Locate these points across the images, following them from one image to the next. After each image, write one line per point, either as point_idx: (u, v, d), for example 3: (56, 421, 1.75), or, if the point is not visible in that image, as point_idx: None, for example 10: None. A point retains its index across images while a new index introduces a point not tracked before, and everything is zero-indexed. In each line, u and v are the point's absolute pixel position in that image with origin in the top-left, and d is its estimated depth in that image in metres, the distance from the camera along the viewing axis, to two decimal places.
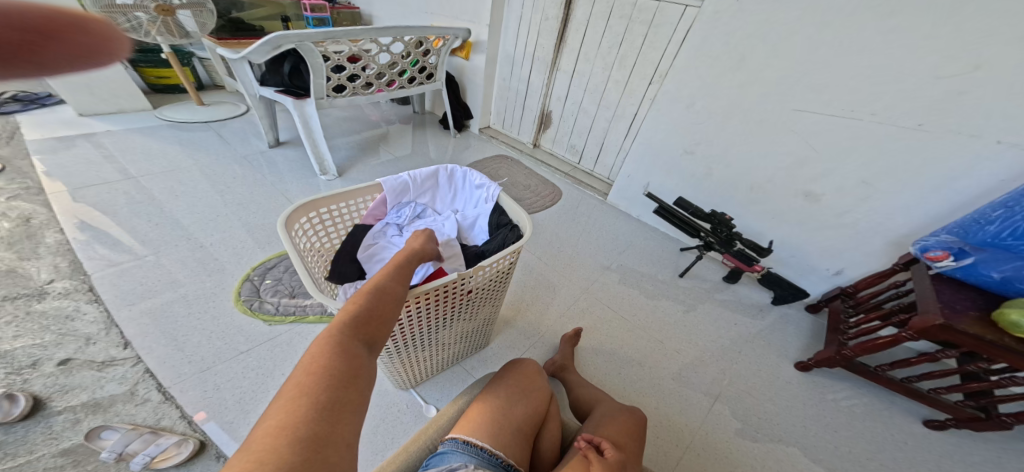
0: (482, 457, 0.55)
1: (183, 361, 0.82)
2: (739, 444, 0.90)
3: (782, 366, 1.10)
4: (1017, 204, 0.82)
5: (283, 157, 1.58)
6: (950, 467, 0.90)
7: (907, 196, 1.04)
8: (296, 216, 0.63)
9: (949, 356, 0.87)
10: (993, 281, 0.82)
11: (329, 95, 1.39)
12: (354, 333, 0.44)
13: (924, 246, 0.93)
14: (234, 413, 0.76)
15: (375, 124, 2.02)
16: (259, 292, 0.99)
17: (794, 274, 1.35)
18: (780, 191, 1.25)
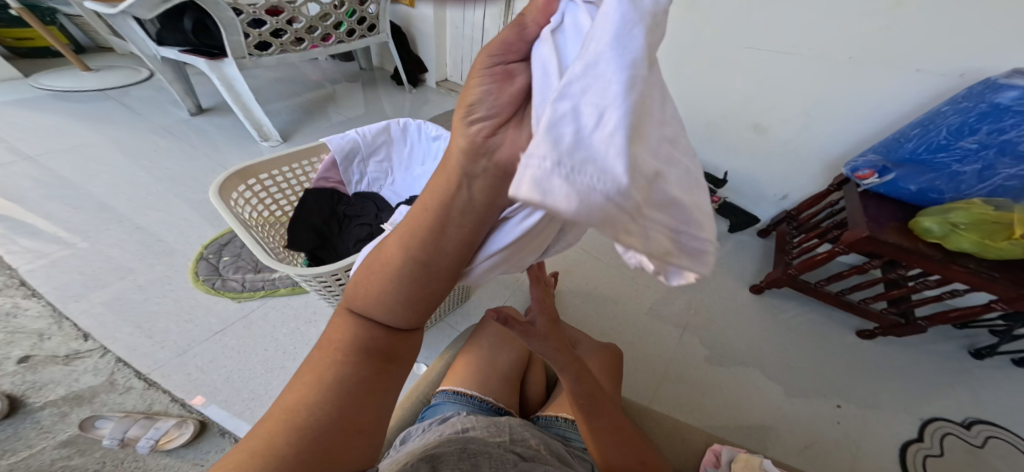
0: (472, 404, 0.58)
1: (155, 348, 0.82)
2: (706, 369, 0.97)
3: (738, 292, 1.16)
4: (932, 122, 0.83)
5: (211, 124, 1.47)
6: (879, 370, 1.00)
7: (841, 128, 1.03)
8: (229, 185, 0.61)
9: (875, 267, 0.91)
10: (910, 193, 0.85)
11: (251, 53, 1.23)
12: (362, 344, 0.30)
13: (853, 166, 0.93)
14: (223, 390, 0.79)
15: (319, 84, 1.84)
16: (218, 270, 0.98)
17: (748, 204, 1.36)
18: (735, 123, 1.21)
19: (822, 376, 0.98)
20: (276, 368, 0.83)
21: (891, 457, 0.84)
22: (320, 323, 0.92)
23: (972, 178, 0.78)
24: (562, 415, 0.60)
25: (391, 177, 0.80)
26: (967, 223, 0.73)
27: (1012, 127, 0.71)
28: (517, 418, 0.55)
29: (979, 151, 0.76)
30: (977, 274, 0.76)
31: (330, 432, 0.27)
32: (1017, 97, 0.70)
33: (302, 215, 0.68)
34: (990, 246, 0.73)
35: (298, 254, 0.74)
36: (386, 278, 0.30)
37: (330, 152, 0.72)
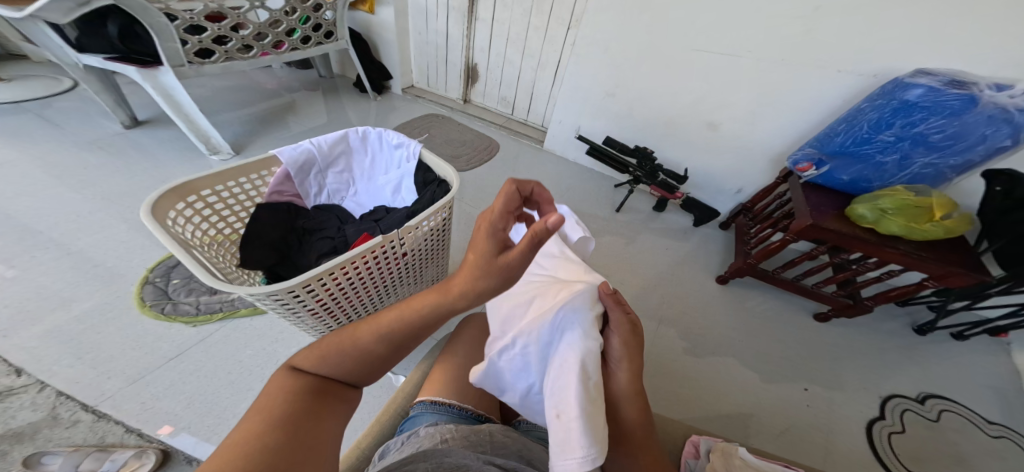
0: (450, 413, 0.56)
1: (101, 378, 0.77)
2: (686, 361, 0.99)
3: (706, 283, 1.21)
4: (855, 117, 0.93)
5: (151, 138, 1.40)
6: (838, 349, 1.06)
7: (786, 120, 1.14)
8: (165, 204, 0.51)
9: (821, 253, 0.97)
10: (844, 183, 0.94)
11: (190, 60, 1.17)
12: (315, 392, 0.36)
13: (793, 160, 1.01)
14: (184, 417, 0.74)
15: (275, 93, 1.79)
16: (168, 293, 0.93)
17: (707, 196, 1.44)
18: (690, 122, 1.30)
19: (792, 361, 1.02)
20: (243, 390, 0.80)
21: (859, 433, 0.88)
22: (288, 341, 0.89)
23: (894, 167, 0.88)
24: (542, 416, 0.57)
25: (354, 187, 0.79)
26: (893, 209, 0.81)
27: (921, 120, 0.81)
28: (500, 424, 0.51)
29: (897, 143, 0.86)
30: (906, 256, 0.82)
31: (288, 438, 0.30)
32: (922, 94, 0.80)
33: (256, 231, 0.65)
34: (916, 228, 0.81)
35: (255, 273, 0.68)
36: (346, 344, 0.39)
37: (280, 165, 0.68)
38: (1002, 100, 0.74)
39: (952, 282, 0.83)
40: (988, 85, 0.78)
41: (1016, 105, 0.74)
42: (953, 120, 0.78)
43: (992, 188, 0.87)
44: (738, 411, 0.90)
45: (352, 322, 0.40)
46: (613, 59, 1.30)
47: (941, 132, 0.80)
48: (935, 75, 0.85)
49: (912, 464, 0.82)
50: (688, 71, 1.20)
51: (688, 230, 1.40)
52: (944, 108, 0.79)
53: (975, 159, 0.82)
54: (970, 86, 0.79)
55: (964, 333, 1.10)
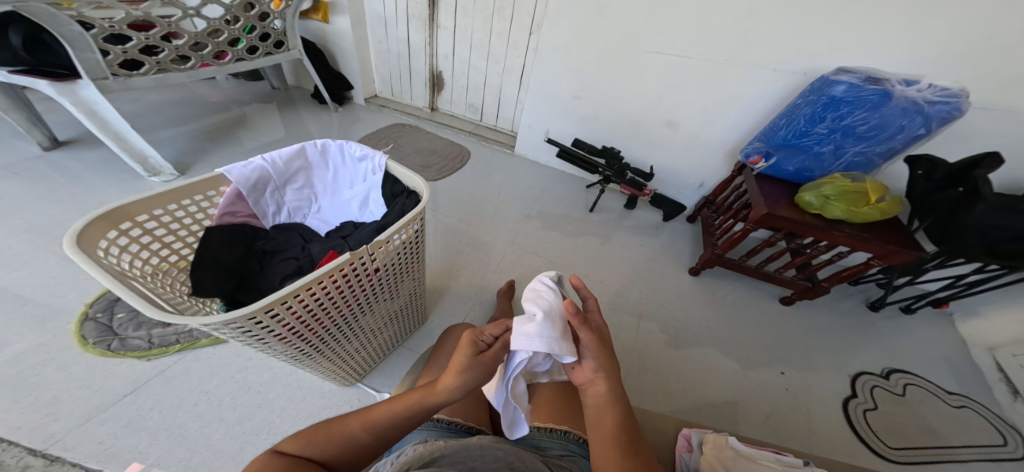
0: (441, 428, 0.53)
1: (44, 423, 0.70)
2: (666, 353, 1.01)
3: (679, 274, 1.25)
4: (792, 113, 0.99)
5: (79, 161, 1.29)
6: (805, 330, 1.12)
7: (737, 116, 1.21)
8: (93, 233, 0.46)
9: (778, 240, 1.02)
10: (790, 173, 1.01)
11: (114, 73, 1.10)
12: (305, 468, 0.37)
13: (745, 153, 1.07)
14: (152, 451, 0.69)
15: (222, 106, 1.71)
16: (113, 330, 0.85)
17: (673, 192, 1.50)
18: (651, 122, 1.35)
19: (766, 345, 1.06)
20: (213, 420, 0.75)
21: (835, 411, 0.92)
22: (258, 369, 0.85)
23: (830, 155, 0.95)
24: (535, 425, 0.56)
25: (316, 204, 0.78)
26: (835, 195, 0.87)
27: (848, 114, 0.87)
28: (490, 436, 0.48)
29: (829, 135, 0.92)
30: (851, 236, 0.88)
31: None
32: (845, 90, 0.87)
33: (210, 256, 0.62)
34: (856, 212, 0.86)
35: (213, 300, 0.66)
36: (337, 433, 0.41)
37: (231, 185, 0.64)
38: (913, 94, 0.82)
39: (892, 260, 0.89)
40: (898, 82, 0.86)
41: (926, 98, 0.81)
42: (874, 113, 0.85)
43: (916, 173, 0.96)
44: (723, 399, 0.92)
45: (346, 410, 0.43)
46: (573, 61, 1.33)
47: (866, 124, 0.87)
48: (854, 73, 0.92)
49: (888, 439, 0.87)
50: (645, 73, 1.24)
51: (659, 226, 1.44)
52: (865, 102, 0.85)
53: (896, 146, 0.89)
54: (883, 82, 0.86)
55: (912, 307, 1.18)
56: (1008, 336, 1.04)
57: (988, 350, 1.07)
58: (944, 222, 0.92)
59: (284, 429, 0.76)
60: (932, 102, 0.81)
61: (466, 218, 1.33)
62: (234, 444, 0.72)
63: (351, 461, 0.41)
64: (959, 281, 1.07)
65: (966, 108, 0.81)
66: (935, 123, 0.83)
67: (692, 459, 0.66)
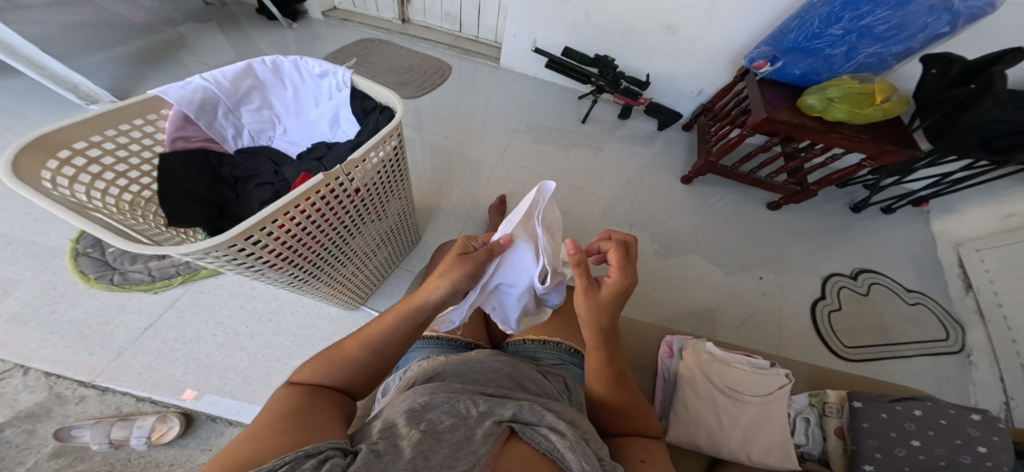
0: (441, 345, 0.55)
1: (84, 354, 0.75)
2: (654, 262, 1.06)
3: (672, 185, 1.25)
4: (806, 14, 0.92)
5: (11, 92, 1.16)
6: (789, 235, 1.16)
7: (743, 13, 1.09)
8: (31, 164, 0.42)
9: (774, 145, 1.00)
10: (795, 78, 0.93)
11: None
12: (315, 393, 0.37)
13: (750, 58, 0.98)
14: (191, 381, 0.76)
15: (153, 27, 1.51)
16: (110, 264, 0.87)
17: (669, 102, 1.42)
18: (649, 24, 1.22)
19: (750, 255, 1.10)
20: (235, 350, 0.81)
21: (807, 311, 1.01)
22: (265, 297, 0.89)
23: (841, 59, 0.87)
24: (529, 338, 0.59)
25: (281, 126, 0.75)
26: (840, 96, 0.82)
27: (868, 13, 0.80)
28: (486, 350, 0.51)
29: (844, 36, 0.84)
30: (849, 138, 0.86)
31: (291, 421, 0.30)
32: None
33: (178, 186, 0.60)
34: (858, 114, 0.83)
35: (196, 231, 0.66)
36: (341, 359, 0.41)
37: (175, 108, 0.60)
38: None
39: (887, 160, 0.89)
40: None
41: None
42: (897, 12, 0.78)
43: (929, 72, 0.91)
44: (704, 307, 0.99)
45: (343, 336, 0.42)
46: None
47: (886, 24, 0.80)
48: None
49: (849, 340, 0.96)
50: None
51: (653, 134, 1.40)
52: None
53: (914, 47, 0.83)
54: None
55: (892, 207, 1.22)
56: (977, 232, 1.08)
57: (955, 245, 1.13)
58: (946, 119, 0.90)
59: (304, 353, 0.82)
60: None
61: (452, 132, 1.28)
62: (260, 370, 0.79)
63: (364, 381, 0.42)
64: (945, 178, 1.08)
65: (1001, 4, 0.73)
66: (962, 20, 0.76)
67: (672, 364, 0.70)
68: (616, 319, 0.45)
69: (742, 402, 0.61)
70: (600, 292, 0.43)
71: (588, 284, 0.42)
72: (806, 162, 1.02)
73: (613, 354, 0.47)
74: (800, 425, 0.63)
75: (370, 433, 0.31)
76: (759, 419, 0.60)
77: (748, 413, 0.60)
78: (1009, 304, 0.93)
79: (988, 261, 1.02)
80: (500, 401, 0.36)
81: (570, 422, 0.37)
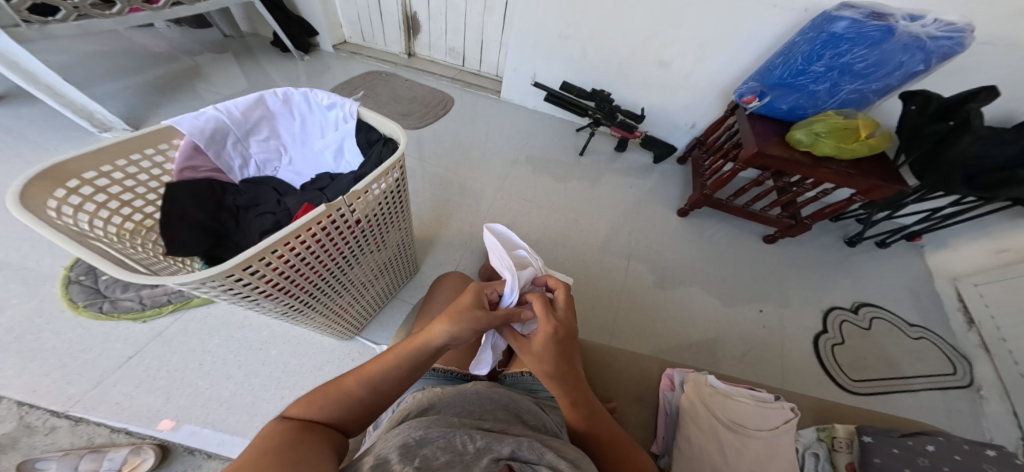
0: (438, 377, 0.54)
1: (62, 383, 0.73)
2: (653, 293, 1.05)
3: (668, 216, 1.27)
4: (790, 51, 0.96)
5: (20, 117, 1.18)
6: (785, 267, 1.17)
7: (731, 52, 1.15)
8: (38, 194, 0.42)
9: (766, 179, 1.02)
10: (783, 112, 0.98)
11: (26, 19, 0.96)
12: (307, 428, 0.35)
13: (738, 93, 1.04)
14: (170, 411, 0.73)
15: (169, 57, 1.56)
16: (101, 292, 0.85)
17: (664, 134, 1.47)
18: (643, 62, 1.28)
19: (749, 287, 1.11)
20: (221, 379, 0.78)
21: (808, 343, 1.00)
22: (257, 325, 0.87)
23: (825, 94, 0.92)
24: (525, 369, 0.57)
25: (287, 156, 0.76)
26: (825, 132, 0.86)
27: (847, 51, 0.84)
28: (483, 381, 0.50)
29: (826, 73, 0.89)
30: (836, 174, 0.89)
31: (284, 454, 0.29)
32: (847, 26, 0.83)
33: (178, 214, 0.61)
34: (846, 148, 0.86)
35: (193, 260, 0.66)
36: (338, 394, 0.40)
37: (185, 137, 0.61)
38: (916, 30, 0.78)
39: (875, 195, 0.91)
40: (903, 16, 0.82)
41: (929, 33, 0.78)
42: (874, 50, 0.81)
43: (910, 108, 0.95)
44: (705, 339, 0.98)
45: (343, 371, 0.42)
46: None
47: (864, 61, 0.84)
48: (859, 8, 0.87)
49: (852, 372, 0.95)
50: (638, 9, 1.16)
51: (650, 167, 1.43)
52: (866, 39, 0.81)
53: (893, 83, 0.87)
54: (887, 17, 0.82)
55: (886, 241, 1.23)
56: (971, 267, 1.09)
57: (951, 279, 1.14)
58: (929, 154, 0.93)
59: (293, 384, 0.80)
60: (935, 37, 0.77)
61: (453, 162, 1.31)
62: (246, 400, 0.76)
63: (358, 420, 0.40)
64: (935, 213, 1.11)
65: (969, 43, 0.78)
66: (935, 59, 0.80)
67: (674, 398, 0.68)
68: (565, 366, 0.45)
69: (746, 437, 0.59)
70: (530, 345, 0.45)
71: (518, 342, 0.46)
72: (799, 196, 1.05)
73: (577, 398, 0.46)
74: (810, 460, 0.60)
75: (360, 470, 0.30)
76: (764, 455, 0.57)
77: (753, 448, 0.57)
78: (1013, 339, 0.92)
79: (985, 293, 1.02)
80: (498, 436, 0.35)
81: (570, 460, 0.35)
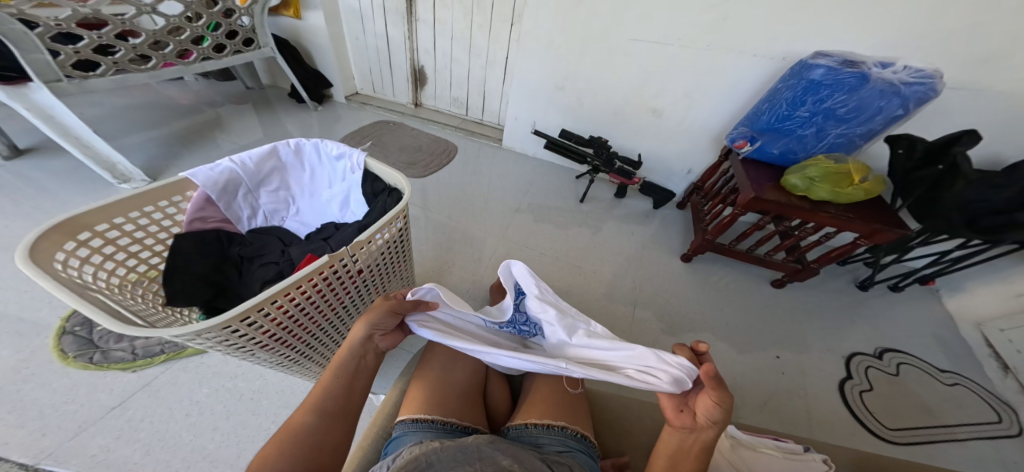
0: (436, 430, 0.48)
1: (37, 436, 0.69)
2: (661, 341, 1.01)
3: (671, 261, 1.26)
4: (773, 98, 1.01)
5: (45, 165, 1.24)
6: (795, 311, 1.14)
7: (720, 100, 1.22)
8: (49, 248, 0.43)
9: (768, 222, 1.02)
10: (775, 156, 1.01)
11: (67, 74, 1.04)
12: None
13: (730, 139, 1.08)
14: (148, 463, 0.69)
15: (194, 109, 1.67)
16: (94, 342, 0.84)
17: (661, 179, 1.51)
18: (637, 110, 1.35)
19: (761, 332, 1.07)
20: (207, 430, 0.74)
21: (832, 392, 0.94)
22: (249, 375, 0.85)
23: (813, 138, 0.95)
24: (531, 421, 0.53)
25: (294, 206, 0.78)
26: (819, 176, 0.88)
27: (828, 97, 0.88)
28: (484, 435, 0.46)
29: (811, 118, 0.92)
30: (837, 217, 0.89)
31: None
32: (824, 73, 0.87)
33: (182, 265, 0.62)
34: (841, 193, 0.87)
35: (192, 308, 0.66)
36: (296, 432, 0.40)
37: (197, 187, 0.63)
38: (888, 76, 0.82)
39: (880, 238, 0.90)
40: (874, 64, 0.87)
41: (901, 80, 0.81)
42: (853, 95, 0.85)
43: (895, 151, 0.97)
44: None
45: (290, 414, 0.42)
46: (555, 53, 1.32)
47: (845, 106, 0.87)
48: (832, 56, 0.93)
49: (884, 419, 0.88)
50: (628, 61, 1.25)
51: (650, 212, 1.45)
52: (843, 85, 0.85)
53: (876, 127, 0.90)
54: (859, 65, 0.87)
55: (899, 285, 1.21)
56: (993, 310, 1.06)
57: (976, 324, 1.09)
58: (928, 196, 0.94)
59: None
60: (908, 83, 0.81)
61: (456, 209, 1.34)
62: (229, 454, 0.72)
63: (329, 455, 0.40)
64: (943, 256, 1.09)
65: (941, 88, 0.81)
66: (912, 103, 0.83)
67: None
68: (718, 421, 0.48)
69: None
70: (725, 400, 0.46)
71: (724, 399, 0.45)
72: (802, 239, 1.04)
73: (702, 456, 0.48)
74: None
75: None
76: None
77: None
78: None
79: None
80: None
81: None
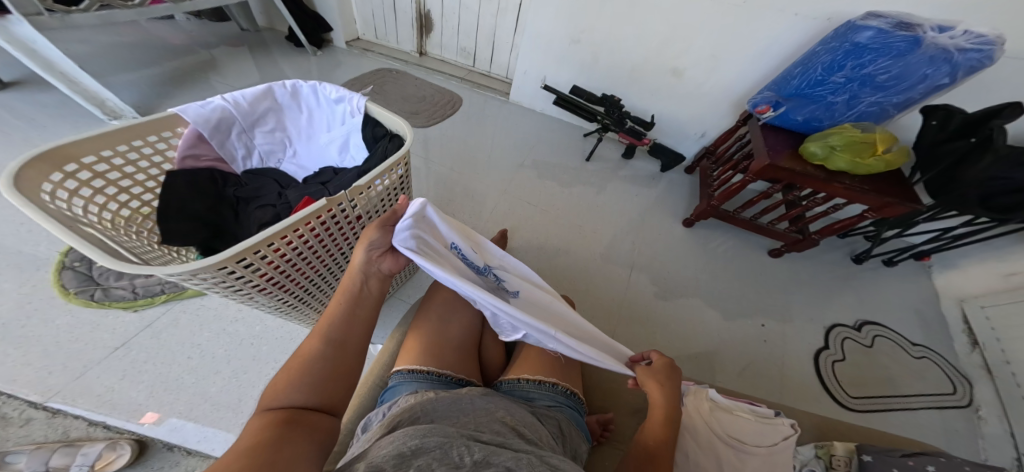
0: (431, 380, 0.50)
1: (44, 373, 0.71)
2: (655, 305, 1.04)
3: (673, 226, 1.26)
4: (809, 60, 0.95)
5: (27, 101, 1.18)
6: (789, 281, 1.16)
7: (745, 62, 1.16)
8: (35, 176, 0.42)
9: (778, 191, 1.01)
10: (798, 123, 0.98)
11: (48, 8, 0.96)
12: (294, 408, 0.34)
13: (754, 103, 1.04)
14: (152, 404, 0.72)
15: (185, 48, 1.57)
16: (95, 280, 0.85)
17: (672, 143, 1.46)
18: (655, 69, 1.28)
19: (752, 300, 1.09)
20: (209, 374, 0.77)
21: (812, 362, 0.98)
22: (249, 321, 0.87)
23: (843, 106, 0.91)
24: (523, 377, 0.55)
25: (292, 149, 0.75)
26: (841, 145, 0.85)
27: (870, 62, 0.83)
28: (478, 389, 0.48)
29: (846, 84, 0.88)
30: (851, 189, 0.88)
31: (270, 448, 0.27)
32: (872, 36, 0.82)
33: (178, 203, 0.60)
34: (861, 163, 0.86)
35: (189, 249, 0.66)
36: (310, 363, 0.39)
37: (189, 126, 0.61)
38: (944, 41, 0.76)
39: (888, 212, 0.90)
40: (932, 27, 0.80)
41: (957, 45, 0.76)
42: (898, 61, 0.80)
43: (930, 123, 0.95)
44: (706, 351, 0.97)
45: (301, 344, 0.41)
46: (575, 2, 1.23)
47: (886, 73, 0.83)
48: (885, 17, 0.86)
49: (853, 388, 0.93)
50: (652, 15, 1.16)
51: (656, 176, 1.43)
52: (891, 50, 0.80)
53: (914, 97, 0.86)
54: (915, 28, 0.81)
55: (894, 259, 1.22)
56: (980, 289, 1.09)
57: (959, 300, 1.12)
58: (946, 173, 0.93)
59: None
60: (963, 49, 0.75)
61: (459, 163, 1.31)
62: (232, 397, 0.75)
63: (343, 387, 0.40)
64: (945, 233, 1.10)
65: (998, 56, 0.76)
66: (961, 72, 0.78)
67: None
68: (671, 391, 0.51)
69: (745, 452, 0.57)
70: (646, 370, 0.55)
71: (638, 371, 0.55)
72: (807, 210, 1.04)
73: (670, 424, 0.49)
74: None
75: None
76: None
77: (752, 465, 0.56)
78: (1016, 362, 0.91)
79: (993, 319, 1.01)
80: (495, 449, 0.34)
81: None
